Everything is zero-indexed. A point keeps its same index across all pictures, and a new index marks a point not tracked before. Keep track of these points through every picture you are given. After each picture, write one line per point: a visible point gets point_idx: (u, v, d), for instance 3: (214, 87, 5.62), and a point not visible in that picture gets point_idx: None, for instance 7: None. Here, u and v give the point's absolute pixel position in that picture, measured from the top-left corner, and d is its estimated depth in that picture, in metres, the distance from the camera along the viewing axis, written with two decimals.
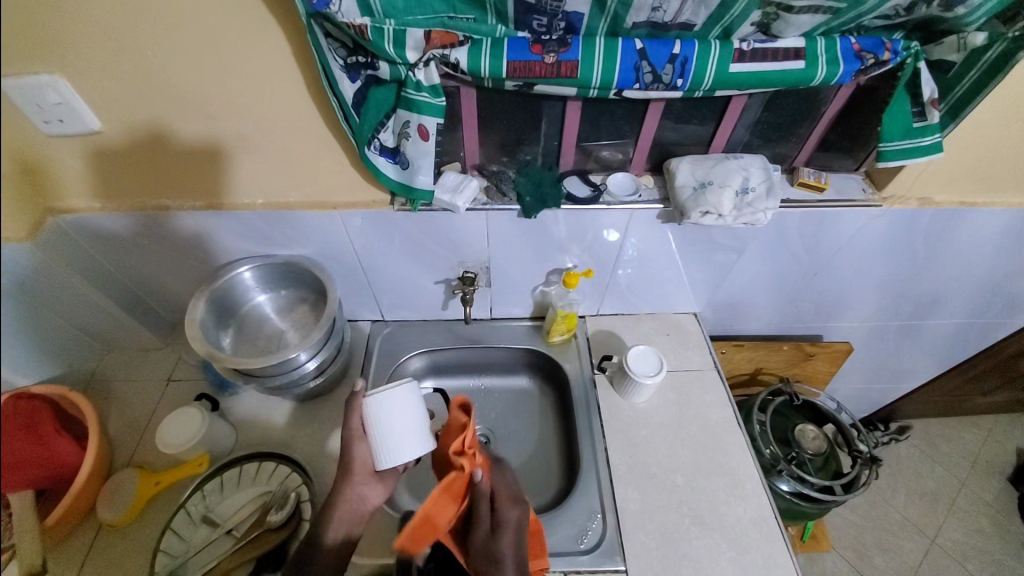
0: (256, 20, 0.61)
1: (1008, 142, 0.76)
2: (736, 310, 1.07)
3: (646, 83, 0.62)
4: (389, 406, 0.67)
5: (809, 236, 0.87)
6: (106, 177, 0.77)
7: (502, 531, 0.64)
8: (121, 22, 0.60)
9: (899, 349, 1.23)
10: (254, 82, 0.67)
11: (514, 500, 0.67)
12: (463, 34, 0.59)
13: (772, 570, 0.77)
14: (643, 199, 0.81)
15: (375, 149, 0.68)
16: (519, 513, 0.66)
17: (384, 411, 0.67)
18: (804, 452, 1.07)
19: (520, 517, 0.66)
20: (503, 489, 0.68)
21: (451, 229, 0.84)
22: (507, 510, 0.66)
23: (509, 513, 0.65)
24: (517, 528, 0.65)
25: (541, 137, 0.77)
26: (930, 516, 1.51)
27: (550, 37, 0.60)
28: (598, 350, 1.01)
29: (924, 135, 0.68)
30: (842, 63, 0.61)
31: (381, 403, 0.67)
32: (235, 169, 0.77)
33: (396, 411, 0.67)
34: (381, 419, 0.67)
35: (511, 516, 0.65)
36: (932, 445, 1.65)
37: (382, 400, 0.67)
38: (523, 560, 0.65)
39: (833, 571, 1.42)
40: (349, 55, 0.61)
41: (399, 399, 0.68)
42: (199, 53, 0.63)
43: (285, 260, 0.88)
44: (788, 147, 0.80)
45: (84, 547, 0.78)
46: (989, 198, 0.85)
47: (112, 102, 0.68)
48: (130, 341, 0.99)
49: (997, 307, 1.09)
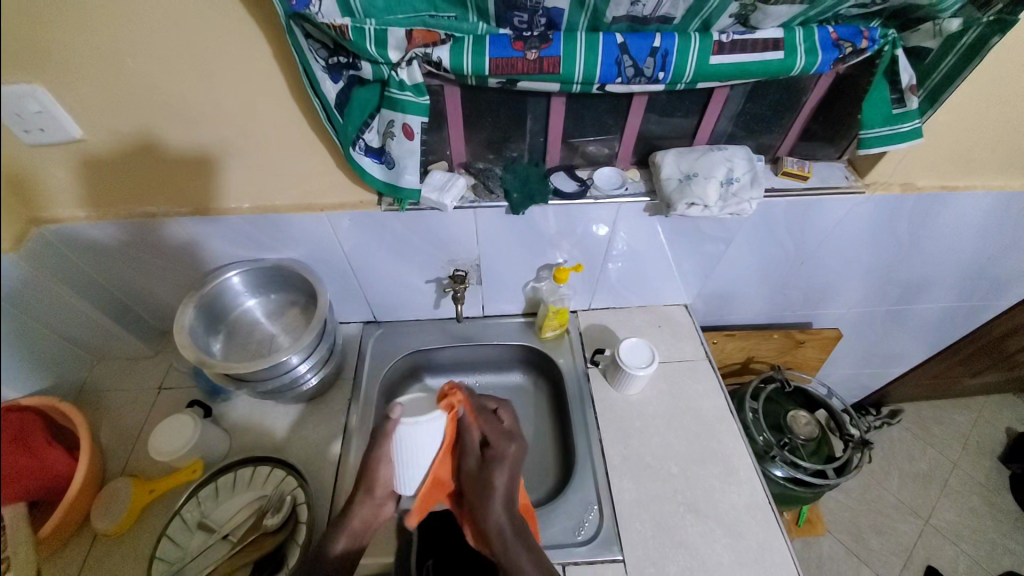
0: (237, 23, 0.61)
1: (987, 125, 0.77)
2: (727, 300, 1.08)
3: (628, 77, 0.62)
4: (426, 436, 0.69)
5: (795, 225, 0.88)
6: (90, 185, 0.76)
7: (491, 463, 0.74)
8: (98, 29, 0.59)
9: (888, 334, 1.25)
10: (236, 86, 0.67)
11: (505, 440, 0.76)
12: (444, 33, 0.59)
13: (767, 555, 0.78)
14: (630, 192, 0.82)
15: (359, 150, 0.69)
16: (509, 451, 0.75)
17: (418, 442, 0.69)
18: (796, 438, 1.08)
19: (512, 452, 0.75)
20: (497, 429, 0.78)
21: (440, 228, 0.84)
22: (501, 446, 0.75)
23: (501, 450, 0.75)
24: (507, 464, 0.74)
25: (527, 133, 0.77)
26: (923, 497, 1.54)
27: (532, 33, 0.60)
28: (590, 344, 1.01)
29: (903, 122, 0.69)
30: (820, 52, 0.62)
31: (419, 434, 0.68)
32: (220, 174, 0.77)
33: (428, 442, 0.70)
34: (414, 448, 0.69)
35: (503, 451, 0.75)
36: (924, 427, 1.67)
37: (419, 430, 0.68)
38: (511, 496, 0.73)
39: (830, 555, 1.43)
40: (331, 56, 0.61)
41: (433, 431, 0.69)
42: (180, 57, 0.63)
43: (274, 264, 0.88)
44: (771, 136, 0.81)
45: (79, 557, 0.77)
46: (970, 182, 0.86)
47: (92, 109, 0.67)
48: (120, 350, 0.98)
49: (981, 289, 1.11)
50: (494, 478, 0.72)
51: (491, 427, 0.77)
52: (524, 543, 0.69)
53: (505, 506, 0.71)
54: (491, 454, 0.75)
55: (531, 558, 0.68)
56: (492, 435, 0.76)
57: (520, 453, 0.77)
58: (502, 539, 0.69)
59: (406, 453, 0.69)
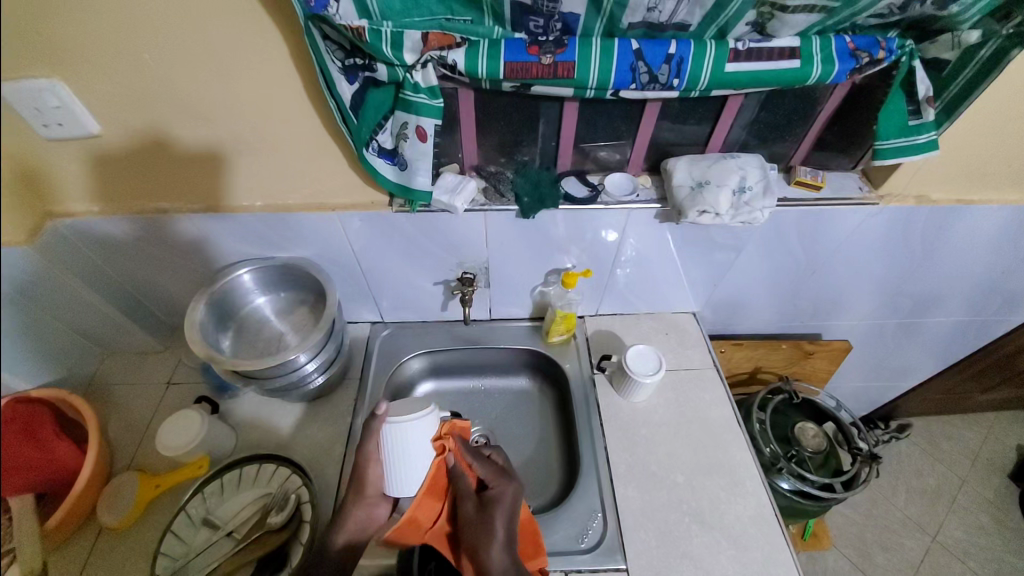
0: (254, 23, 0.61)
1: (1004, 139, 0.76)
2: (735, 309, 1.07)
3: (642, 83, 0.62)
4: (414, 435, 0.70)
5: (807, 236, 0.88)
6: (106, 180, 0.77)
7: (488, 506, 0.72)
8: (119, 27, 0.60)
9: (898, 347, 1.23)
10: (252, 85, 0.67)
11: (502, 480, 0.75)
12: (459, 36, 0.60)
13: (772, 568, 0.77)
14: (641, 199, 0.81)
15: (373, 151, 0.69)
16: (506, 493, 0.74)
17: (406, 440, 0.69)
18: (804, 450, 1.07)
19: (511, 493, 0.74)
20: (494, 470, 0.77)
21: (450, 231, 0.84)
22: (499, 487, 0.74)
23: (499, 492, 0.74)
24: (505, 506, 0.72)
25: (539, 137, 0.77)
26: (932, 514, 1.51)
27: (547, 38, 0.60)
28: (597, 350, 1.01)
29: (920, 133, 0.68)
30: (836, 61, 0.62)
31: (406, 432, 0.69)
32: (234, 172, 0.78)
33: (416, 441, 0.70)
34: (402, 448, 0.70)
35: (500, 493, 0.74)
36: (933, 443, 1.65)
37: (405, 429, 0.69)
38: (512, 537, 0.70)
39: (835, 570, 1.42)
40: (347, 57, 0.61)
41: (420, 429, 0.70)
42: (197, 55, 0.64)
43: (284, 262, 0.88)
44: (785, 146, 0.80)
45: (85, 550, 0.78)
46: (985, 195, 0.85)
47: (110, 106, 0.68)
48: (130, 345, 0.99)
49: (995, 304, 1.09)
50: (493, 519, 0.70)
51: (485, 468, 0.77)
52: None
53: (506, 547, 0.69)
54: (486, 496, 0.74)
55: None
56: (489, 478, 0.76)
57: (518, 494, 0.75)
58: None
59: (395, 452, 0.70)
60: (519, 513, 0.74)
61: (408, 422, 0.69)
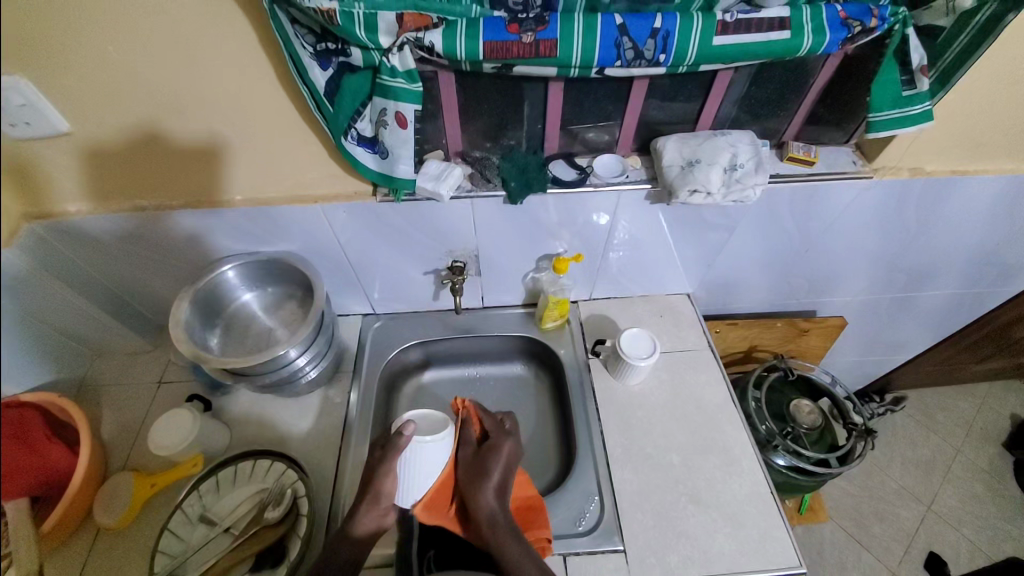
0: (224, 11, 0.59)
1: (999, 108, 0.75)
2: (730, 288, 1.06)
3: (627, 60, 0.60)
4: (434, 453, 0.72)
5: (801, 212, 0.86)
6: (80, 178, 0.75)
7: (488, 455, 0.75)
8: (80, 17, 0.58)
9: (892, 322, 1.23)
10: (223, 73, 0.65)
11: (503, 434, 0.78)
12: (436, 16, 0.57)
13: (769, 545, 0.77)
14: (630, 180, 0.80)
15: (351, 139, 0.67)
16: (506, 446, 0.77)
17: (427, 457, 0.72)
18: (799, 427, 1.08)
19: (508, 449, 0.77)
20: (498, 427, 0.80)
21: (437, 218, 0.82)
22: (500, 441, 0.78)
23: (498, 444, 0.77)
24: (502, 458, 0.76)
25: (524, 120, 0.75)
26: (926, 484, 1.53)
27: (527, 15, 0.58)
28: (591, 335, 1.00)
29: (915, 104, 0.66)
30: (828, 31, 0.59)
31: (431, 449, 0.72)
32: (212, 165, 0.75)
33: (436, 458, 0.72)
34: (422, 466, 0.72)
35: (498, 444, 0.77)
36: (928, 414, 1.66)
37: (429, 447, 0.72)
38: (504, 485, 0.73)
39: (832, 542, 1.43)
40: (318, 42, 0.60)
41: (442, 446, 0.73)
42: (165, 44, 0.61)
43: (269, 257, 0.86)
44: (777, 121, 0.79)
45: (83, 551, 0.77)
46: (979, 166, 0.84)
47: (77, 99, 0.65)
48: (118, 345, 0.97)
49: (989, 275, 1.09)
50: (489, 469, 0.73)
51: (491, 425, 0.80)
52: (514, 530, 0.69)
53: (497, 494, 0.72)
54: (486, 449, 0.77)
55: (522, 546, 0.68)
56: (489, 431, 0.79)
57: (517, 449, 0.78)
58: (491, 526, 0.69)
59: (413, 469, 0.71)
60: (513, 466, 0.77)
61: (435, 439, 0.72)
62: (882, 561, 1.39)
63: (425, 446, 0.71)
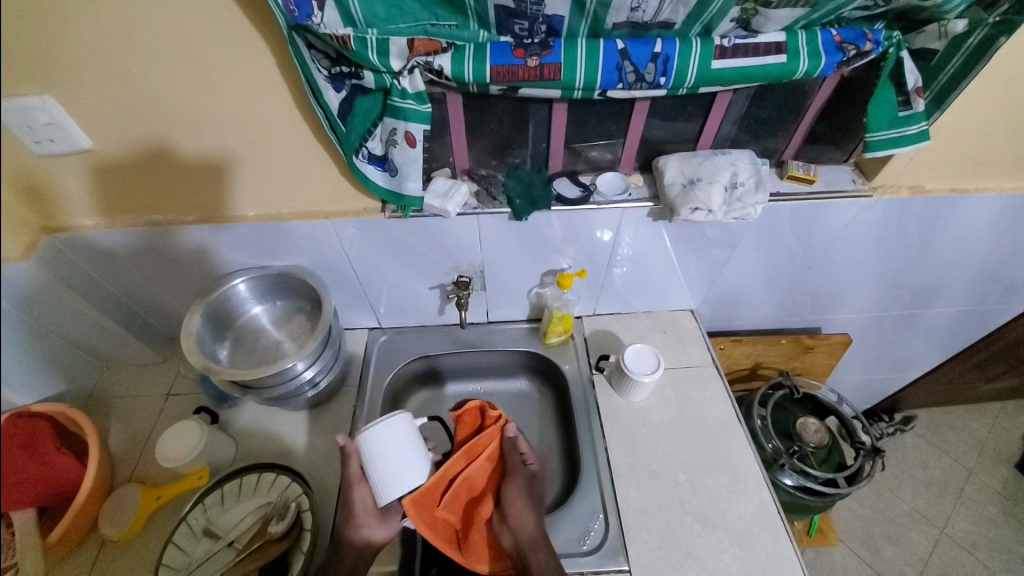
0: (242, 34, 0.62)
1: (996, 128, 0.76)
2: (734, 305, 1.07)
3: (629, 83, 0.62)
4: (388, 439, 0.68)
5: (803, 229, 0.87)
6: (99, 194, 0.77)
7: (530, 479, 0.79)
8: (105, 42, 0.61)
9: (898, 339, 1.23)
10: (240, 95, 0.68)
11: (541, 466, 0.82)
12: (446, 41, 0.60)
13: (776, 566, 0.77)
14: (633, 198, 0.81)
15: (363, 157, 0.69)
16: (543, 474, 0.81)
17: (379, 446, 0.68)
18: (806, 445, 1.07)
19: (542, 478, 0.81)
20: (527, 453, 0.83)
21: (444, 235, 0.84)
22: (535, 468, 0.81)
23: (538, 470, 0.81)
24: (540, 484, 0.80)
25: (529, 139, 0.78)
26: (938, 506, 1.50)
27: (532, 40, 0.60)
28: (595, 350, 1.01)
29: (911, 124, 0.68)
30: (824, 55, 0.61)
31: (378, 438, 0.67)
32: (225, 182, 0.78)
33: (390, 447, 0.68)
34: (383, 457, 0.67)
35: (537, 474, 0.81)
36: (938, 434, 1.64)
37: (380, 436, 0.67)
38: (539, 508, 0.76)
39: (842, 565, 1.41)
40: (333, 66, 0.62)
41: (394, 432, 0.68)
42: (186, 68, 0.64)
43: (279, 271, 0.88)
44: (776, 140, 0.80)
45: (87, 563, 0.78)
46: (979, 185, 0.85)
47: (100, 119, 0.68)
48: (129, 357, 0.99)
49: (994, 293, 1.09)
50: (532, 491, 0.77)
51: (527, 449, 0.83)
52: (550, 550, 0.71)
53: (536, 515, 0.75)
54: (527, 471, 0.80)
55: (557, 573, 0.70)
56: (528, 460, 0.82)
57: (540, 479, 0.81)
58: (530, 543, 0.70)
59: (376, 462, 0.67)
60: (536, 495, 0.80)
61: (381, 425, 0.68)
62: None
63: (373, 438, 0.67)
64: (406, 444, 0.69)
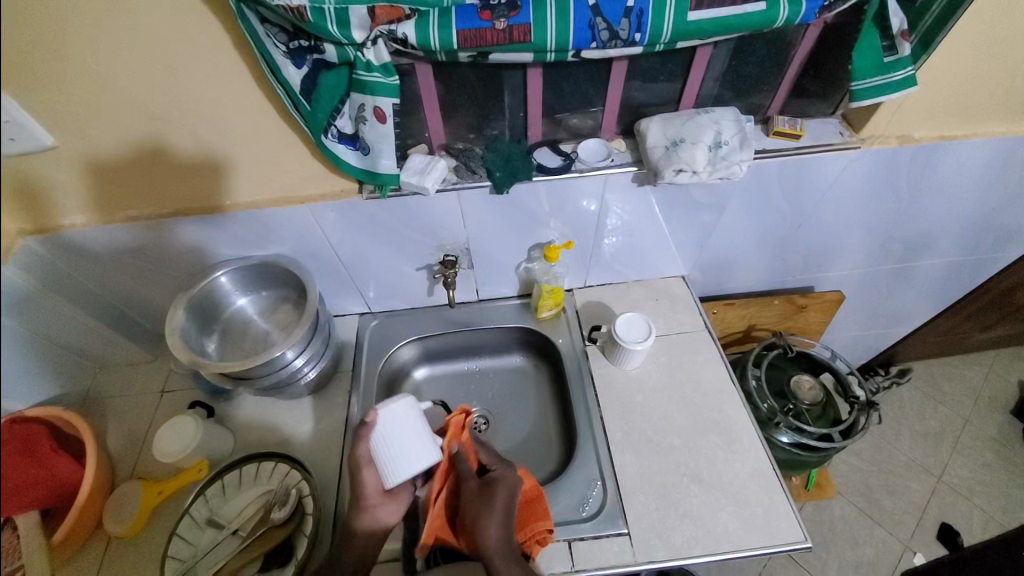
0: (196, 13, 0.59)
1: (985, 69, 0.74)
2: (725, 269, 1.06)
3: (602, 41, 0.60)
4: (403, 421, 0.69)
5: (791, 186, 0.85)
6: (69, 192, 0.75)
7: (490, 485, 0.73)
8: (52, 30, 0.58)
9: (892, 293, 1.23)
10: (201, 79, 0.65)
11: (503, 464, 0.76)
12: (408, 8, 0.57)
13: (772, 521, 0.77)
14: (616, 163, 0.79)
15: (332, 137, 0.67)
16: (507, 472, 0.74)
17: (400, 425, 0.68)
18: (801, 403, 1.08)
19: (509, 478, 0.74)
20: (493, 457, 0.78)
21: (425, 214, 0.82)
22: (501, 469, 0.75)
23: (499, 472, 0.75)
24: (504, 485, 0.72)
25: (506, 109, 0.75)
26: (935, 455, 1.52)
27: (499, 1, 0.57)
28: (587, 322, 1.00)
29: (896, 69, 0.66)
30: (804, 0, 0.59)
31: (392, 418, 0.68)
32: (196, 171, 0.75)
33: (408, 426, 0.69)
34: (395, 437, 0.68)
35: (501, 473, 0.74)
36: (934, 385, 1.65)
37: (396, 417, 0.69)
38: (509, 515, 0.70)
39: (841, 517, 1.43)
40: (291, 40, 0.59)
41: (411, 412, 0.70)
42: (141, 54, 0.61)
43: (261, 260, 0.87)
44: (759, 96, 0.78)
45: (94, 561, 0.78)
46: (969, 130, 0.83)
47: (61, 114, 0.65)
48: (120, 356, 0.98)
49: (987, 241, 1.08)
50: (495, 495, 0.71)
51: (490, 455, 0.78)
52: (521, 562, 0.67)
53: (504, 521, 0.69)
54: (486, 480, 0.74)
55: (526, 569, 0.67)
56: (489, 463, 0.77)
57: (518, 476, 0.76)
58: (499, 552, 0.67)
59: (389, 443, 0.68)
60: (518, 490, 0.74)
61: (396, 405, 0.69)
62: (893, 535, 1.39)
63: (391, 416, 0.68)
64: (422, 427, 0.70)
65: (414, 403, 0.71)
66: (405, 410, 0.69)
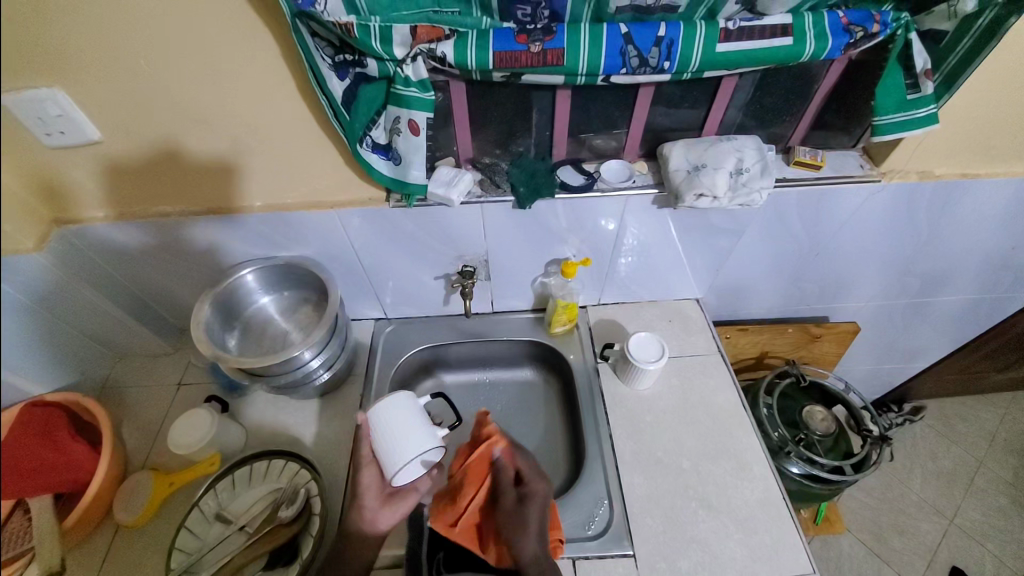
0: (244, 24, 0.62)
1: (1008, 111, 0.75)
2: (739, 294, 1.06)
3: (632, 68, 0.62)
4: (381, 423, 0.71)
5: (810, 214, 0.86)
6: (108, 186, 0.78)
7: (525, 503, 0.71)
8: (110, 34, 0.61)
9: (908, 329, 1.22)
10: (245, 86, 0.68)
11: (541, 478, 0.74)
12: (448, 29, 0.60)
13: (780, 551, 0.77)
14: (638, 185, 0.81)
15: (366, 147, 0.69)
16: (539, 491, 0.72)
17: (377, 427, 0.71)
18: (813, 433, 1.06)
19: (544, 490, 0.73)
20: (531, 467, 0.75)
21: (448, 225, 0.84)
22: (534, 484, 0.73)
23: (534, 488, 0.72)
24: (539, 503, 0.72)
25: (533, 127, 0.77)
26: (947, 496, 1.49)
27: (535, 26, 0.60)
28: (600, 339, 1.01)
29: (919, 107, 0.67)
30: (830, 37, 0.61)
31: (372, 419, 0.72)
32: (231, 173, 0.78)
33: (400, 419, 0.71)
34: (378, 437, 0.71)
35: (534, 491, 0.72)
36: (948, 425, 1.63)
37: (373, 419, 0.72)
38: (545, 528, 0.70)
39: (849, 554, 1.41)
40: (336, 53, 0.62)
41: (389, 413, 0.72)
42: (191, 60, 0.65)
43: (286, 261, 0.89)
44: (782, 127, 0.80)
45: (103, 547, 0.79)
46: (990, 169, 0.83)
47: (110, 113, 0.69)
48: (141, 347, 1.00)
49: (1005, 280, 1.07)
50: (528, 515, 0.70)
51: (528, 466, 0.75)
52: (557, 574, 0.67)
53: (542, 531, 0.70)
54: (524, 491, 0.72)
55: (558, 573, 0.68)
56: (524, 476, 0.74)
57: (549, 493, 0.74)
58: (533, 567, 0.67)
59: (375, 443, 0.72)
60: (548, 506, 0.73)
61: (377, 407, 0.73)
62: None
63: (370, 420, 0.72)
64: (398, 428, 0.71)
65: (392, 405, 0.72)
66: (383, 411, 0.72)
